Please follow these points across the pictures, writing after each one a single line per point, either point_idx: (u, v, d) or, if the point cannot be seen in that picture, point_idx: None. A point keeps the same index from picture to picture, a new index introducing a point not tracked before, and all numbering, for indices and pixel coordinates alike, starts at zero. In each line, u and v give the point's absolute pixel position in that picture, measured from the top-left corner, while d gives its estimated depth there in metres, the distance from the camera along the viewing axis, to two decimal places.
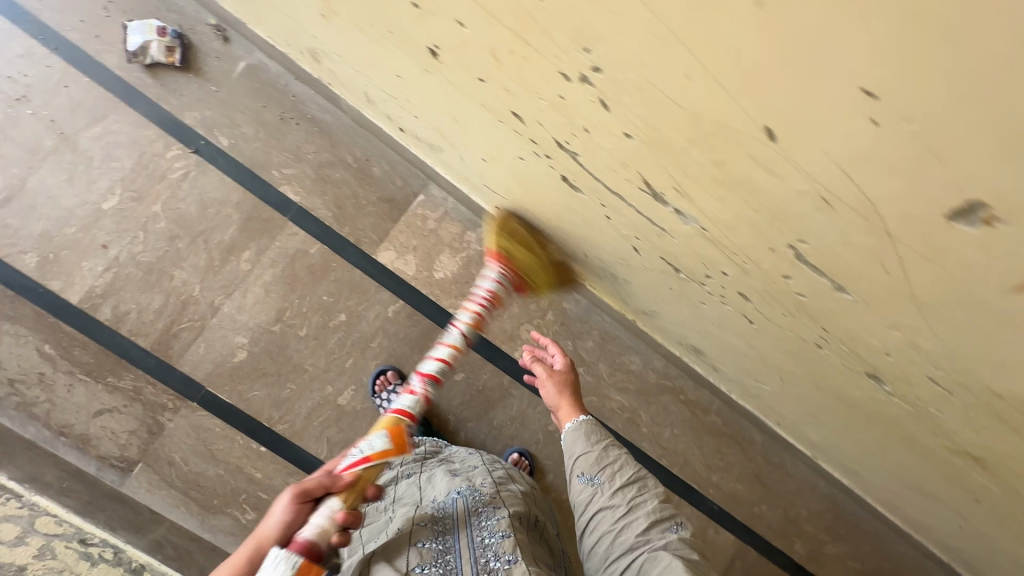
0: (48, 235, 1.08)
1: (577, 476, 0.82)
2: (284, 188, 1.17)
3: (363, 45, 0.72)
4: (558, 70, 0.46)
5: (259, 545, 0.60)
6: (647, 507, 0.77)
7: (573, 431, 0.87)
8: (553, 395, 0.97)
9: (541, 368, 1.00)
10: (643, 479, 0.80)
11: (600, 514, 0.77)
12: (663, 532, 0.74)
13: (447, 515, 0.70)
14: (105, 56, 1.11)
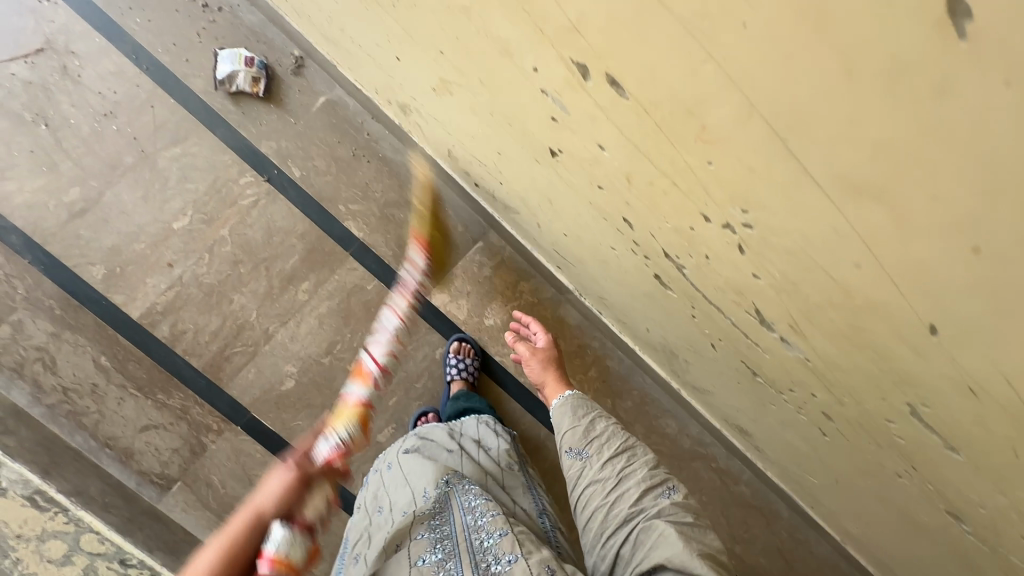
0: (117, 249, 1.10)
1: (565, 452, 0.83)
2: (348, 223, 1.19)
3: (471, 122, 0.74)
4: (700, 211, 0.47)
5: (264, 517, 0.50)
6: (638, 475, 0.75)
7: (560, 406, 0.88)
8: (539, 371, 1.04)
9: (524, 347, 1.08)
10: (633, 447, 0.79)
11: (590, 488, 0.77)
12: (657, 498, 0.73)
13: (446, 529, 0.73)
14: (193, 80, 1.13)
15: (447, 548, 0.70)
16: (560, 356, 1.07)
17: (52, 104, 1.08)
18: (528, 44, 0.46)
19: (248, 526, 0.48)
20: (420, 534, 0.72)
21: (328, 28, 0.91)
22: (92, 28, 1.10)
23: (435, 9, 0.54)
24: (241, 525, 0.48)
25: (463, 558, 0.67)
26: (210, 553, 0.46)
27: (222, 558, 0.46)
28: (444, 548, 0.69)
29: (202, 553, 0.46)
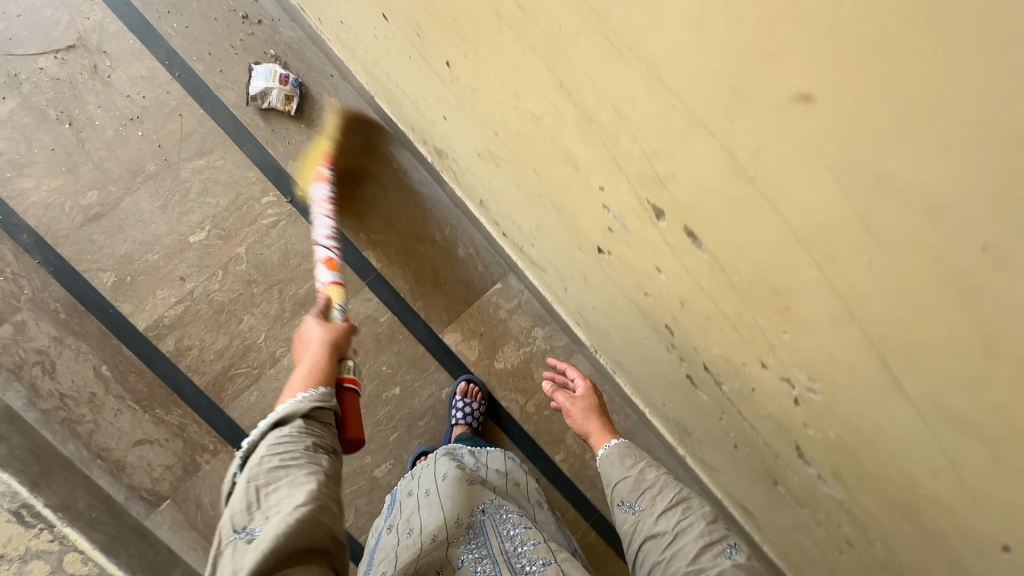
0: (130, 257, 1.08)
1: (617, 504, 0.80)
2: (367, 252, 1.16)
3: (513, 192, 0.72)
4: (758, 358, 0.45)
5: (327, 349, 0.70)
6: (696, 529, 0.71)
7: (606, 457, 0.86)
8: (581, 419, 0.98)
9: (564, 396, 1.02)
10: (688, 500, 0.75)
11: (647, 544, 0.73)
12: (716, 558, 0.67)
13: (487, 551, 0.70)
14: (224, 93, 1.11)
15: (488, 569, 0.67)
16: (601, 403, 1.01)
17: (78, 103, 1.05)
18: (601, 169, 0.43)
19: (325, 355, 0.68)
20: (462, 562, 0.69)
21: (371, 66, 0.88)
22: (127, 28, 1.07)
23: (498, 102, 0.52)
24: (322, 358, 0.68)
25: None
26: (305, 371, 0.65)
27: (318, 371, 0.65)
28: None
29: (298, 372, 0.65)
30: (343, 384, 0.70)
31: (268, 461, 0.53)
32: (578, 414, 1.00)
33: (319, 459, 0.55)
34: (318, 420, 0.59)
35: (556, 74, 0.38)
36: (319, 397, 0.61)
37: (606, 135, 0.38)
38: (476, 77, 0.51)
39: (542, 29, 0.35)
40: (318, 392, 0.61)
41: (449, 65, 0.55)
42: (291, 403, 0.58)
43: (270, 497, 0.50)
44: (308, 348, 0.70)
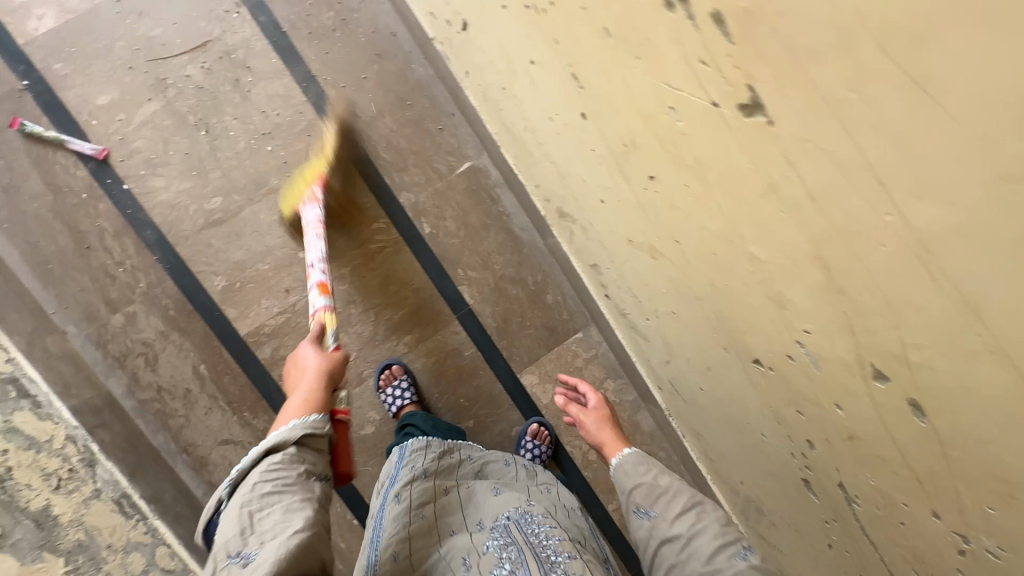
0: (241, 265, 1.12)
1: (634, 511, 0.82)
2: (462, 288, 1.21)
3: (659, 281, 0.76)
4: (931, 506, 0.49)
5: (323, 377, 0.77)
6: (710, 531, 0.74)
7: (618, 466, 0.88)
8: (596, 430, 1.05)
9: (578, 409, 1.10)
10: (701, 503, 0.78)
11: (663, 547, 0.76)
12: (730, 558, 0.70)
13: (511, 540, 0.72)
14: (352, 119, 1.15)
15: (514, 557, 0.69)
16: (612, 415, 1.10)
17: (216, 113, 1.10)
18: (822, 323, 0.47)
19: (321, 386, 0.75)
20: (488, 548, 0.72)
21: (519, 129, 0.92)
22: (272, 47, 1.11)
23: (707, 227, 0.56)
24: (318, 387, 0.74)
25: (531, 565, 0.67)
26: (301, 400, 0.72)
27: (313, 398, 0.72)
28: (511, 559, 0.69)
29: (295, 399, 0.72)
30: (337, 416, 0.76)
31: (263, 488, 0.60)
32: (592, 425, 1.08)
33: (310, 489, 0.61)
34: (309, 447, 0.66)
35: (821, 251, 0.42)
36: (310, 427, 0.67)
37: (856, 308, 0.42)
38: (689, 202, 0.55)
39: (833, 222, 0.39)
40: (307, 420, 0.68)
41: (652, 179, 0.60)
42: (278, 434, 0.65)
43: (264, 523, 0.57)
44: (306, 376, 0.77)
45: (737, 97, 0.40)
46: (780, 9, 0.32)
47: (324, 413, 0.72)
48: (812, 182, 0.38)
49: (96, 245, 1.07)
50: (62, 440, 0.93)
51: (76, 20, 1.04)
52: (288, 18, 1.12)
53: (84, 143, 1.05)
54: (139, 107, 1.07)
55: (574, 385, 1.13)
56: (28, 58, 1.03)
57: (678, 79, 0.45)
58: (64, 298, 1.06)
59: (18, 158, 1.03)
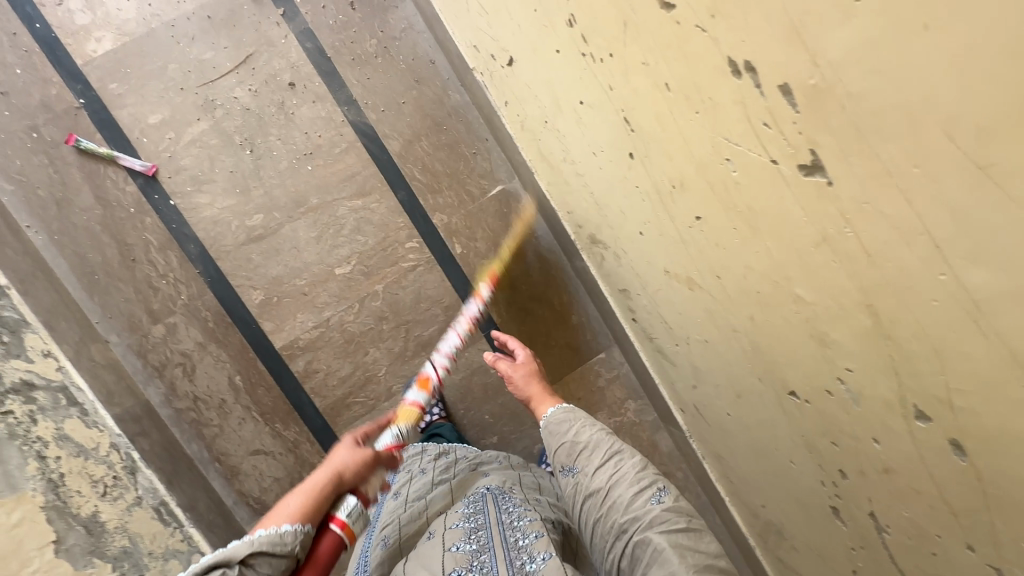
0: (279, 280, 1.15)
1: (561, 471, 0.83)
2: (490, 307, 1.24)
3: (694, 311, 0.79)
4: (965, 539, 0.52)
5: (335, 476, 0.67)
6: (627, 479, 0.75)
7: (549, 425, 0.88)
8: (524, 383, 1.02)
9: (505, 363, 1.05)
10: (621, 452, 0.79)
11: (588, 502, 0.76)
12: (647, 505, 0.70)
13: (481, 522, 0.75)
14: (390, 142, 1.19)
15: (481, 540, 0.71)
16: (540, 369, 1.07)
17: (261, 134, 1.14)
18: (866, 363, 0.51)
19: (326, 488, 0.65)
20: (455, 525, 0.75)
21: (557, 158, 0.96)
22: (317, 72, 1.16)
23: (752, 268, 0.59)
24: (320, 487, 0.64)
25: (498, 550, 0.68)
26: (300, 495, 0.63)
27: (307, 502, 0.62)
28: (478, 540, 0.71)
29: (292, 498, 0.63)
30: (329, 522, 0.63)
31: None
32: (519, 379, 1.04)
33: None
34: (275, 564, 0.56)
35: (870, 299, 0.45)
36: (279, 540, 0.57)
37: (902, 353, 0.45)
38: (736, 244, 0.59)
39: (885, 275, 0.42)
40: (276, 531, 0.57)
41: (698, 219, 0.64)
42: (238, 544, 0.55)
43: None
44: (321, 469, 0.68)
45: (796, 157, 0.44)
46: (849, 91, 0.36)
47: (311, 522, 0.61)
48: (866, 239, 0.42)
49: (142, 258, 1.10)
50: (106, 448, 0.95)
51: (132, 43, 1.09)
52: (333, 45, 1.16)
53: (135, 160, 1.10)
54: (188, 127, 1.11)
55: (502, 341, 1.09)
56: (86, 78, 1.08)
57: (738, 136, 0.49)
58: (109, 308, 1.10)
59: (71, 172, 1.08)
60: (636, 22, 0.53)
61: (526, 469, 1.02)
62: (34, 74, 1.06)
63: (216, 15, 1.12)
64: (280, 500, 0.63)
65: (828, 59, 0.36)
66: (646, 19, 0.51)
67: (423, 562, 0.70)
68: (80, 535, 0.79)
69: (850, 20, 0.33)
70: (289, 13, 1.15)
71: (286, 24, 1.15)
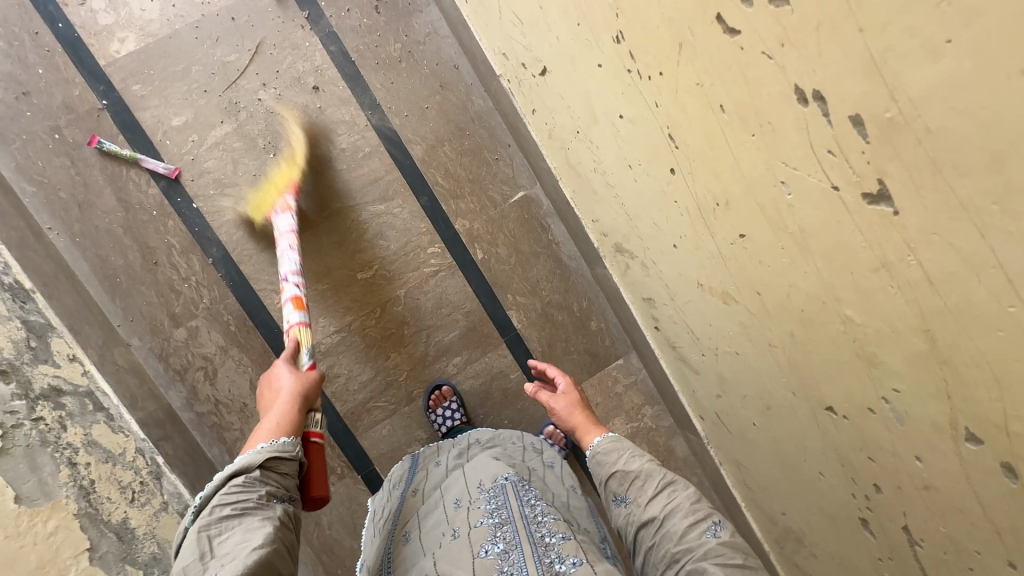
0: (301, 284, 1.15)
1: (613, 500, 0.85)
2: (511, 313, 1.24)
3: (726, 324, 0.80)
4: (1008, 557, 0.53)
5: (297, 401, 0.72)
6: (682, 509, 0.76)
7: (593, 452, 0.90)
8: (568, 413, 0.99)
9: (548, 395, 1.02)
10: (674, 483, 0.80)
11: (641, 531, 0.78)
12: (701, 536, 0.72)
13: (505, 518, 0.75)
14: (413, 146, 1.19)
15: (508, 539, 0.71)
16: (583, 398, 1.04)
17: (285, 137, 1.13)
18: (914, 385, 0.52)
19: (294, 410, 0.71)
20: (480, 523, 0.75)
21: (587, 168, 0.97)
22: (341, 76, 1.15)
23: (799, 287, 0.60)
24: (290, 412, 0.70)
25: (526, 549, 0.69)
26: (275, 421, 0.69)
27: (284, 424, 0.68)
28: (505, 539, 0.71)
29: (266, 424, 0.68)
30: (309, 436, 0.74)
31: (222, 511, 0.57)
32: (562, 410, 1.02)
33: (271, 511, 0.59)
34: (287, 470, 0.64)
35: (929, 325, 0.46)
36: (283, 451, 0.64)
37: (958, 378, 0.46)
38: (782, 263, 0.60)
39: (946, 303, 0.43)
40: (278, 443, 0.64)
41: (741, 236, 0.64)
42: (248, 457, 0.61)
43: (223, 544, 0.55)
44: (277, 400, 0.72)
45: (861, 186, 0.44)
46: (930, 126, 0.36)
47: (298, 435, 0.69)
48: (930, 268, 0.43)
49: (164, 261, 1.10)
50: (132, 453, 0.95)
51: (156, 44, 1.08)
52: (357, 48, 1.16)
53: (157, 162, 1.09)
54: (211, 129, 1.11)
55: (541, 369, 1.05)
56: (109, 79, 1.07)
57: (798, 161, 0.49)
58: (130, 311, 1.09)
59: (93, 174, 1.07)
60: (694, 45, 0.53)
61: (538, 452, 1.03)
62: (56, 74, 1.05)
63: (240, 17, 1.11)
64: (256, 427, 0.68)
65: (909, 95, 0.37)
66: (705, 42, 0.51)
67: (453, 564, 0.70)
68: (112, 542, 0.79)
69: (938, 61, 0.34)
70: (314, 15, 1.14)
71: (310, 27, 1.14)
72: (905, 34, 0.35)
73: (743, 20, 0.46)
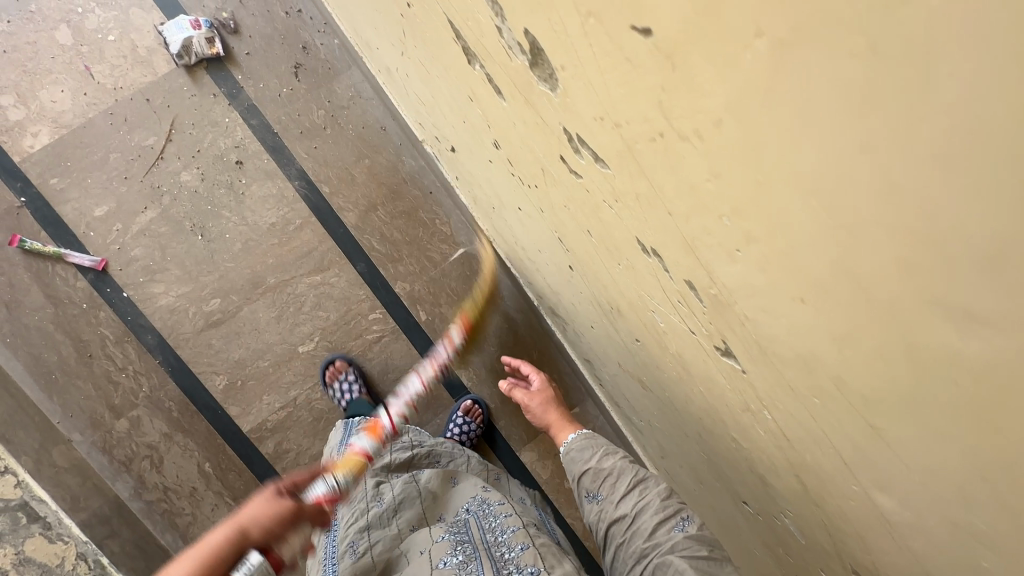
0: (242, 362, 1.13)
1: (586, 495, 0.89)
2: (460, 372, 1.22)
3: (652, 405, 0.78)
4: None
5: (245, 531, 0.54)
6: (652, 507, 0.78)
7: (571, 447, 0.95)
8: (542, 413, 1.09)
9: (522, 393, 1.12)
10: (643, 480, 0.82)
11: (612, 527, 0.82)
12: (670, 531, 0.74)
13: (466, 536, 0.75)
14: (345, 214, 1.17)
15: (467, 552, 0.71)
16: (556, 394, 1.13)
17: (213, 218, 1.11)
18: (800, 512, 0.50)
19: (231, 545, 0.53)
20: (441, 537, 0.74)
21: (510, 239, 0.94)
22: (264, 148, 1.13)
23: (693, 399, 0.57)
24: (223, 542, 0.53)
25: (484, 560, 0.69)
26: (189, 564, 0.51)
27: (202, 574, 0.50)
28: (464, 551, 0.71)
29: (203, 540, 0.53)
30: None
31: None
32: (537, 408, 1.10)
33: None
34: None
35: (799, 472, 0.44)
36: None
37: (832, 522, 0.44)
38: (674, 373, 0.57)
39: (803, 457, 0.41)
40: None
41: (638, 339, 0.62)
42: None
43: None
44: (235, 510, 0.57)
45: (712, 338, 0.42)
46: (745, 314, 0.34)
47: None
48: (783, 425, 0.41)
49: (99, 353, 1.09)
50: (73, 561, 0.93)
51: (70, 135, 1.06)
52: (279, 120, 1.13)
53: (83, 256, 1.07)
54: (135, 217, 1.09)
55: (515, 369, 1.15)
56: (25, 175, 1.05)
57: (658, 299, 0.47)
58: (68, 407, 1.08)
59: (19, 273, 1.05)
60: (552, 174, 0.51)
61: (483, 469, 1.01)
62: None
63: (155, 98, 1.09)
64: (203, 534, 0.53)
65: (723, 281, 0.34)
66: (559, 173, 0.49)
67: None
68: None
69: (735, 263, 0.31)
70: (230, 89, 1.11)
71: (228, 101, 1.11)
72: (703, 230, 0.32)
73: (581, 167, 0.44)
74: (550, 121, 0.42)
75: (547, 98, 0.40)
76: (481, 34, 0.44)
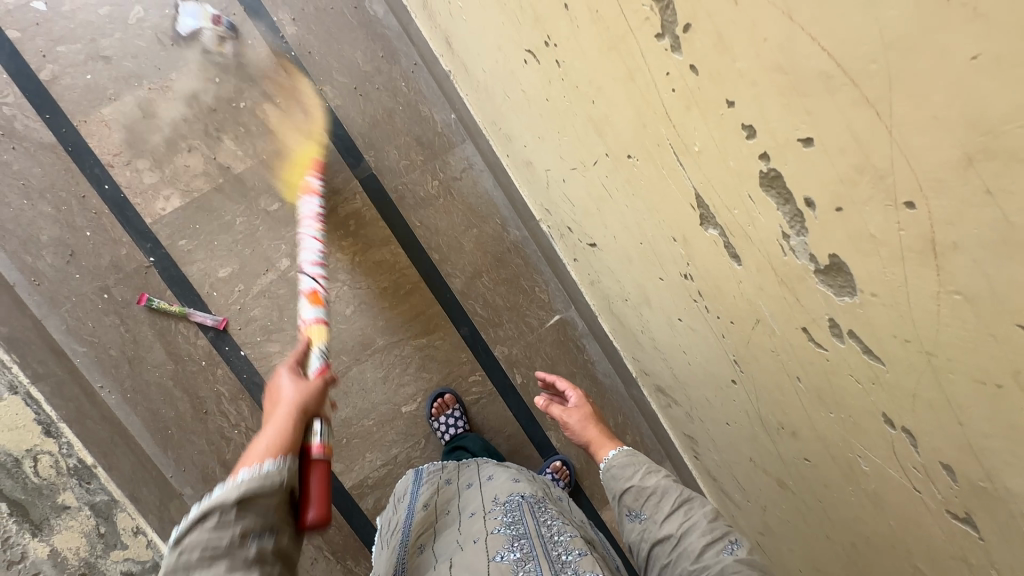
0: (348, 422, 1.16)
1: (624, 515, 0.78)
2: (550, 432, 1.27)
3: (778, 496, 0.84)
4: None
5: (298, 410, 0.61)
6: (699, 528, 0.70)
7: (609, 465, 0.83)
8: (580, 430, 0.94)
9: (558, 409, 0.97)
10: (690, 500, 0.74)
11: (655, 550, 0.72)
12: (718, 554, 0.66)
13: (522, 528, 0.73)
14: (451, 279, 1.21)
15: (525, 548, 0.69)
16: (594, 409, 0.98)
17: (329, 280, 1.15)
18: None
19: (294, 419, 0.59)
20: (498, 531, 0.73)
21: (633, 326, 1.00)
22: (380, 215, 1.18)
23: (867, 522, 0.63)
24: (291, 419, 0.58)
25: (542, 562, 0.66)
26: (272, 434, 0.56)
27: (281, 439, 0.55)
28: (522, 548, 0.69)
29: (262, 440, 0.54)
30: (310, 453, 0.60)
31: (187, 556, 0.46)
32: (574, 424, 0.96)
33: (249, 551, 0.47)
34: (261, 512, 0.49)
35: None
36: (264, 480, 0.50)
37: None
38: (847, 494, 0.63)
39: None
40: (258, 472, 0.50)
41: (806, 459, 0.68)
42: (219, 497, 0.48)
43: None
44: (277, 411, 0.61)
45: (946, 502, 0.48)
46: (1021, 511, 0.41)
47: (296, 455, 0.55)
48: None
49: (214, 410, 1.11)
50: None
51: (200, 198, 1.10)
52: (396, 189, 1.18)
53: (205, 314, 1.10)
54: (257, 278, 1.12)
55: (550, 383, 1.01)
56: (155, 237, 1.08)
57: (878, 453, 0.53)
58: (182, 461, 1.08)
59: (143, 331, 1.08)
60: (772, 328, 0.57)
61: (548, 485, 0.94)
62: (104, 235, 1.07)
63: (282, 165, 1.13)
64: (251, 442, 0.55)
65: (1005, 484, 0.41)
66: (786, 332, 0.55)
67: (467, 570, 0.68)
68: None
69: None
70: (353, 159, 1.16)
71: (349, 170, 1.16)
72: (1005, 451, 0.39)
73: (831, 345, 0.50)
74: (814, 308, 0.49)
75: (823, 295, 0.46)
76: (748, 224, 0.50)
